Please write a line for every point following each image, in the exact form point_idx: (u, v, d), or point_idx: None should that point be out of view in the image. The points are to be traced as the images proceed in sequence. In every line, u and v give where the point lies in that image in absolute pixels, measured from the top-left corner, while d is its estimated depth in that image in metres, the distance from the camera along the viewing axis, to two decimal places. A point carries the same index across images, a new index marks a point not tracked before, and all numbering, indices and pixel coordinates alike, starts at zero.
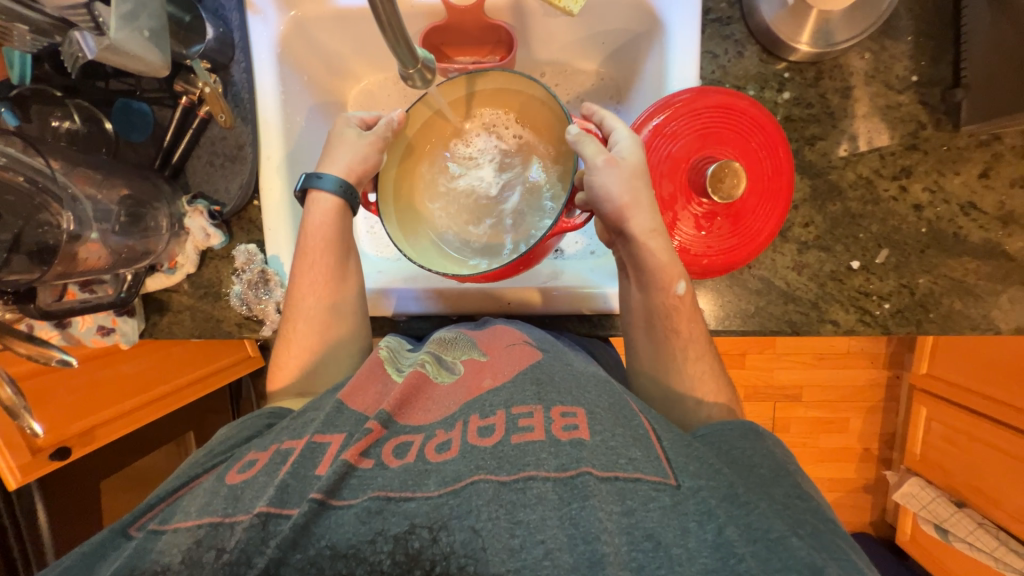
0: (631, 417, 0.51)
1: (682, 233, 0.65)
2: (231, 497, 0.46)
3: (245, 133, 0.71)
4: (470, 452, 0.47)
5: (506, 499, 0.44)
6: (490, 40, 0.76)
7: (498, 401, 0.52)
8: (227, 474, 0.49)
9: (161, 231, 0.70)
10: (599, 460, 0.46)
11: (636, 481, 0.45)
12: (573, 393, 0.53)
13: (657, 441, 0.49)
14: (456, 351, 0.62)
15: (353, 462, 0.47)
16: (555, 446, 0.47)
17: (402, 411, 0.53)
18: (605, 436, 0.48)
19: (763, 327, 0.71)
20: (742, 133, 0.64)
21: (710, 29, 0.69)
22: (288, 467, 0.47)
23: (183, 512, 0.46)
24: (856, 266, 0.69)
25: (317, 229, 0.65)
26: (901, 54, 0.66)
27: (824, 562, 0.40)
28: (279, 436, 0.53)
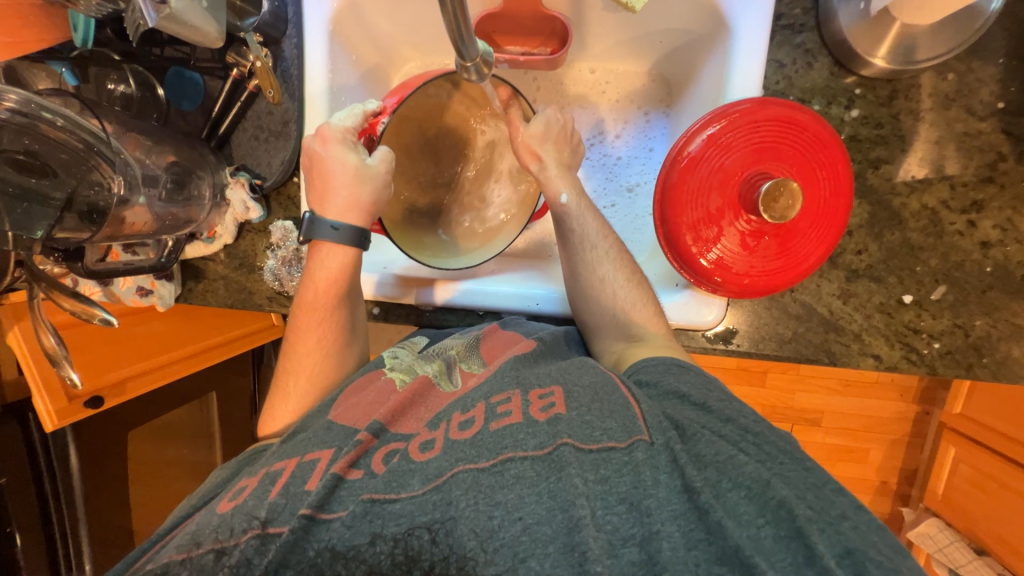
0: (612, 391, 0.54)
1: (724, 249, 0.62)
2: (226, 521, 0.48)
3: (291, 110, 0.71)
4: (450, 447, 0.50)
5: (485, 485, 0.46)
6: (543, 31, 0.73)
7: (479, 395, 0.56)
8: (218, 505, 0.52)
9: (203, 201, 0.72)
10: (575, 432, 0.48)
11: (608, 450, 0.47)
12: (553, 374, 0.56)
13: (636, 404, 0.52)
14: (463, 355, 0.66)
15: (341, 473, 0.49)
16: (532, 426, 0.50)
17: (394, 421, 0.56)
18: (581, 411, 0.51)
19: (800, 354, 0.68)
20: (801, 151, 0.60)
21: (780, 36, 0.64)
22: (278, 488, 0.50)
23: (174, 544, 0.48)
24: (908, 301, 0.65)
25: (326, 283, 0.65)
26: (989, 78, 0.61)
27: (767, 472, 0.46)
28: (268, 461, 0.55)
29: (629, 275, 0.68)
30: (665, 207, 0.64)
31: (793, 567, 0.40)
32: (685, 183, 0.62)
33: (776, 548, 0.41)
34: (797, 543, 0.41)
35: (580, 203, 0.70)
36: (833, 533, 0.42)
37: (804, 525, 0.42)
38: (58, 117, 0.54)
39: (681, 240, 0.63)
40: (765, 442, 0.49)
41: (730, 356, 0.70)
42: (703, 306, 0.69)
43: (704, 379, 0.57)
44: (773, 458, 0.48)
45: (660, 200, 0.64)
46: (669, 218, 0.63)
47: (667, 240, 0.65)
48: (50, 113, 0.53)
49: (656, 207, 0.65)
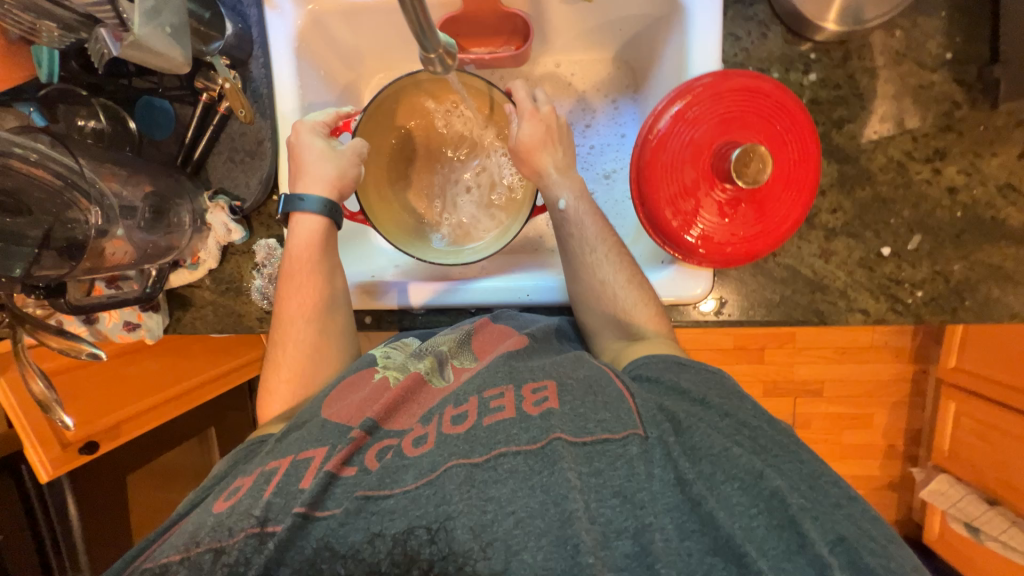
0: (606, 383, 0.54)
1: (704, 221, 0.63)
2: (219, 524, 0.47)
3: (264, 129, 0.72)
4: (443, 442, 0.50)
5: (478, 479, 0.47)
6: (505, 29, 0.75)
7: (471, 388, 0.55)
8: (214, 504, 0.51)
9: (184, 227, 0.72)
10: (567, 425, 0.50)
11: (603, 442, 0.49)
12: (545, 368, 0.57)
13: (630, 397, 0.53)
14: (455, 351, 0.65)
15: (336, 471, 0.49)
16: (525, 421, 0.50)
17: (388, 417, 0.55)
18: (574, 404, 0.52)
19: (790, 316, 0.69)
20: (766, 117, 0.62)
21: (732, 11, 0.66)
22: (272, 487, 0.49)
23: (168, 547, 0.47)
24: (887, 253, 0.67)
25: (301, 249, 0.66)
26: (934, 31, 0.64)
27: (760, 462, 0.46)
28: (262, 459, 0.54)
29: (629, 276, 0.68)
30: (642, 186, 0.65)
31: (785, 554, 0.42)
32: (658, 160, 0.63)
33: (768, 537, 0.43)
34: (790, 531, 0.42)
35: (581, 203, 0.70)
36: (825, 521, 0.43)
37: (796, 513, 0.43)
38: (30, 152, 0.54)
39: (660, 215, 0.65)
40: (761, 437, 0.50)
41: (723, 326, 0.71)
42: (690, 280, 0.69)
43: (705, 377, 0.56)
44: (767, 450, 0.49)
45: (637, 178, 0.65)
46: (647, 196, 0.65)
47: (647, 218, 0.66)
48: (22, 149, 0.53)
49: (634, 187, 0.66)
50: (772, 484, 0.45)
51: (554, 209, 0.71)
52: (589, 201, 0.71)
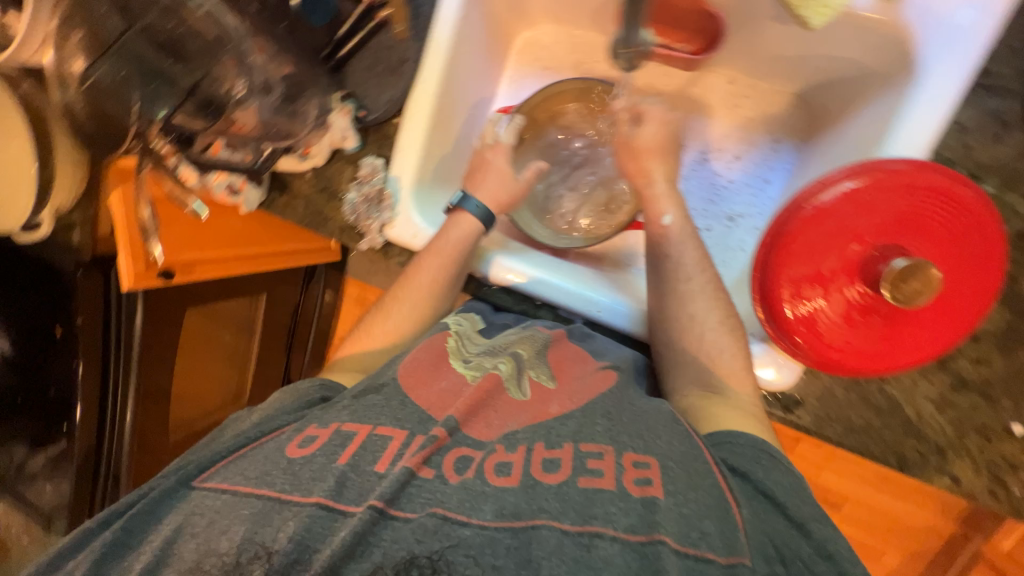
0: (707, 475, 0.51)
1: (823, 315, 0.56)
2: (292, 471, 0.53)
3: (412, 49, 0.71)
4: (531, 488, 0.50)
5: (568, 554, 0.44)
6: (693, 26, 0.67)
7: (565, 433, 0.56)
8: (287, 447, 0.56)
9: (307, 118, 0.73)
10: (675, 531, 0.45)
11: (707, 562, 0.44)
12: (646, 439, 0.54)
13: (736, 507, 0.48)
14: (532, 361, 0.65)
15: (413, 469, 0.51)
16: (623, 501, 0.48)
17: (467, 420, 0.57)
18: (678, 499, 0.48)
19: (865, 448, 0.62)
20: (950, 235, 0.52)
21: (967, 95, 0.55)
22: (347, 457, 0.54)
23: (247, 472, 0.54)
24: (1015, 430, 0.57)
25: (451, 243, 0.70)
26: None
27: None
28: (338, 415, 0.60)
29: (722, 318, 0.63)
30: (772, 252, 0.57)
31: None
32: (804, 233, 0.56)
33: None
34: None
35: (683, 225, 0.68)
36: None
37: None
38: None
39: (777, 291, 0.58)
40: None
41: (788, 425, 0.65)
42: (775, 364, 0.63)
43: (803, 492, 0.51)
44: None
45: (768, 242, 0.58)
46: (772, 265, 0.57)
47: (760, 288, 0.59)
48: None
49: (761, 249, 0.59)
50: None
51: (655, 221, 0.68)
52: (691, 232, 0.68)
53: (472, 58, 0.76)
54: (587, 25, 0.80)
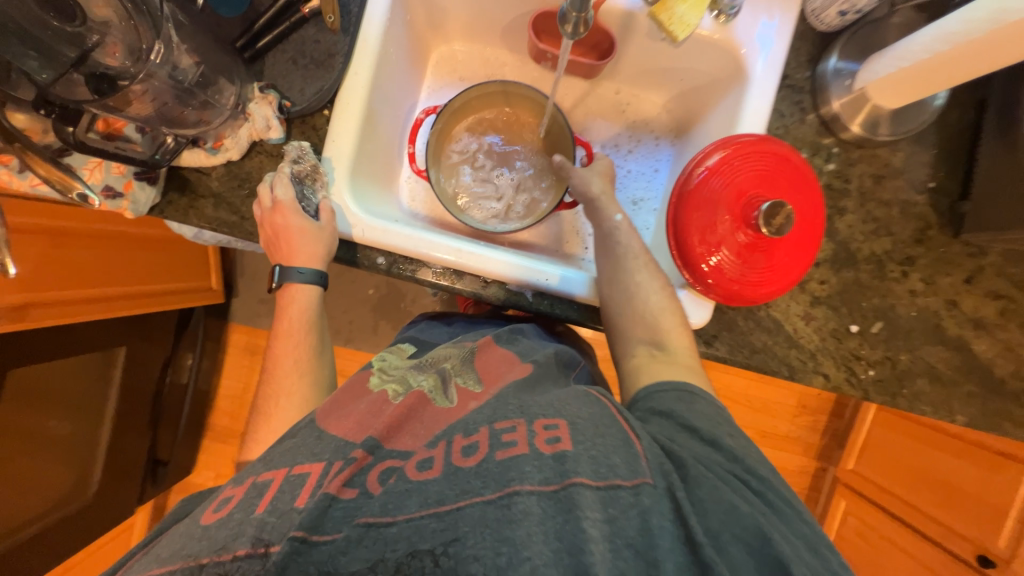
0: (610, 423, 0.58)
1: (722, 255, 0.71)
2: (203, 537, 0.50)
3: (341, 44, 0.71)
4: (454, 475, 0.52)
5: (493, 518, 0.48)
6: (588, 42, 0.82)
7: (481, 420, 0.58)
8: (202, 515, 0.53)
9: (222, 108, 0.68)
10: (584, 469, 0.51)
11: (616, 488, 0.51)
12: (555, 406, 0.59)
13: (636, 440, 0.56)
14: (458, 370, 0.70)
15: (336, 493, 0.51)
16: (538, 458, 0.52)
17: (389, 437, 0.58)
18: (586, 444, 0.54)
19: (765, 364, 0.77)
20: (792, 184, 0.71)
21: (784, 92, 0.77)
22: (266, 503, 0.51)
23: (159, 555, 0.50)
24: (854, 330, 0.77)
25: (295, 318, 0.73)
26: (925, 162, 0.77)
27: (767, 526, 0.50)
28: (252, 468, 0.57)
29: (661, 287, 0.73)
30: (679, 210, 0.73)
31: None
32: (700, 192, 0.72)
33: None
34: None
35: (630, 227, 0.78)
36: None
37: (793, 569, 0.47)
38: None
39: (688, 241, 0.72)
40: (765, 488, 0.55)
41: (709, 358, 0.78)
42: (695, 306, 0.76)
43: (710, 413, 0.62)
44: (773, 509, 0.54)
45: (676, 203, 0.73)
46: (681, 220, 0.72)
47: (676, 242, 0.74)
48: None
49: (671, 209, 0.74)
50: (777, 548, 0.48)
51: (610, 219, 0.77)
52: (637, 232, 0.78)
53: (397, 60, 0.80)
54: (496, 42, 0.90)
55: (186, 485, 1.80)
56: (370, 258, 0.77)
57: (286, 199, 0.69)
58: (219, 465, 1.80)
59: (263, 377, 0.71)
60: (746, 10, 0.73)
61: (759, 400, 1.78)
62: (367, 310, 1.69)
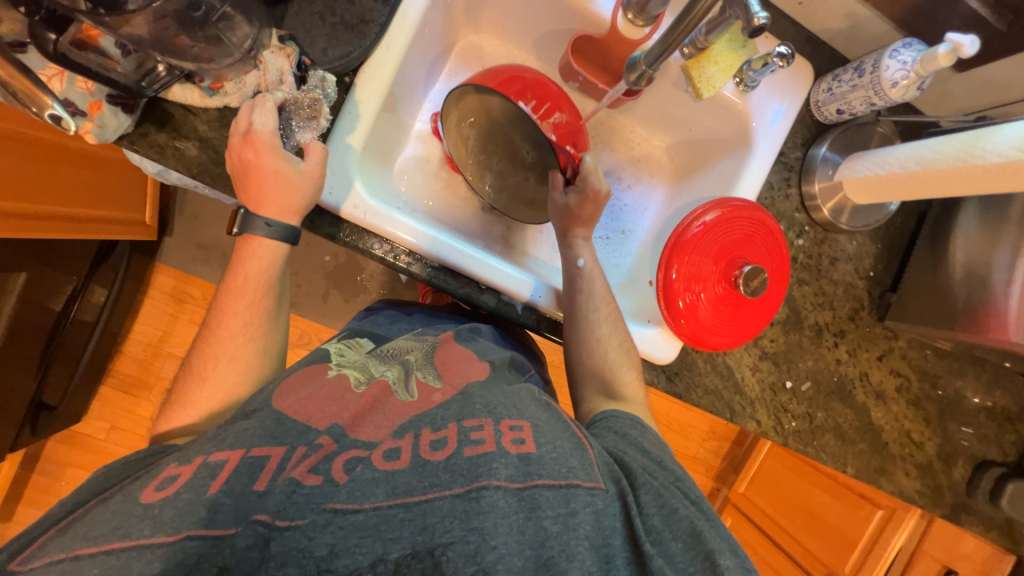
0: (566, 427, 0.61)
1: (701, 305, 0.78)
2: (143, 517, 0.45)
3: (377, 12, 0.67)
4: (422, 467, 0.52)
5: (460, 511, 0.49)
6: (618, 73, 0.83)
7: (450, 416, 0.58)
8: (142, 492, 0.47)
9: (232, 49, 0.60)
10: (546, 470, 0.54)
11: (575, 486, 0.53)
12: (516, 406, 0.61)
13: (589, 448, 0.60)
14: (419, 365, 0.68)
15: (300, 478, 0.49)
16: (504, 457, 0.54)
17: (355, 426, 0.56)
18: (548, 446, 0.56)
19: (713, 404, 0.86)
20: (768, 253, 0.80)
21: (776, 167, 0.85)
22: (219, 484, 0.48)
23: (93, 533, 0.44)
24: (788, 386, 0.88)
25: (253, 273, 0.63)
26: (871, 254, 0.89)
27: (701, 525, 0.55)
28: (203, 446, 0.51)
29: (620, 342, 0.77)
30: (671, 255, 0.78)
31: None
32: (691, 243, 0.78)
33: None
34: None
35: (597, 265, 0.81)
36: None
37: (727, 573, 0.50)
38: None
39: (674, 283, 0.78)
40: (699, 497, 0.61)
41: (668, 392, 0.85)
42: (665, 345, 0.82)
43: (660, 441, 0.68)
44: (707, 514, 0.58)
45: (670, 248, 0.79)
46: (671, 265, 0.78)
47: (662, 284, 0.78)
48: None
49: (664, 252, 0.79)
50: (709, 544, 0.53)
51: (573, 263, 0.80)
52: (602, 278, 0.80)
53: (428, 41, 0.76)
54: (527, 47, 0.88)
55: (70, 434, 1.59)
56: (362, 241, 0.73)
57: (263, 124, 0.61)
58: (117, 416, 1.62)
59: (204, 327, 0.62)
60: (762, 87, 0.80)
61: (678, 422, 1.95)
62: (320, 278, 1.60)
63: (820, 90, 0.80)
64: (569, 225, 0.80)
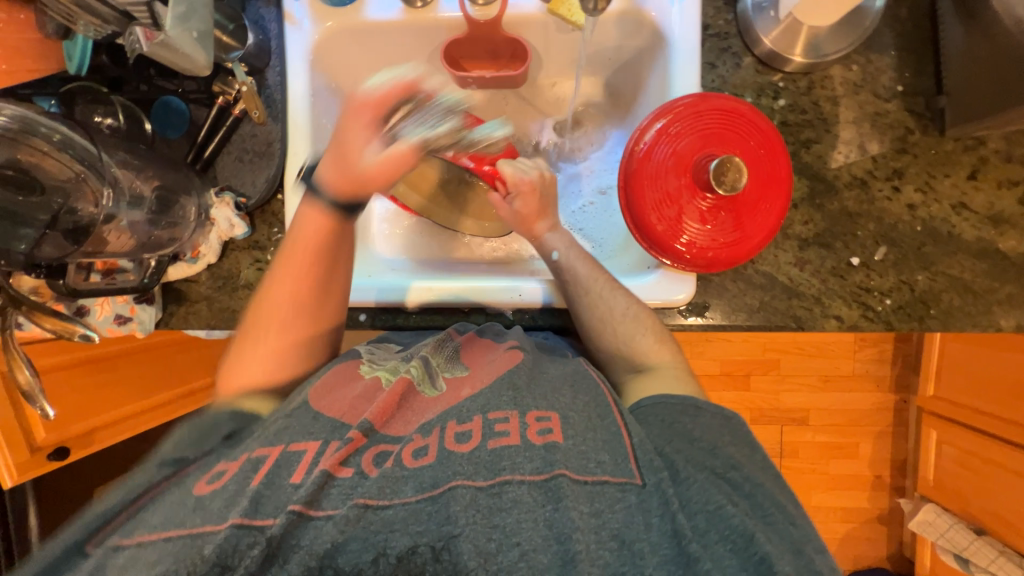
0: (605, 415, 0.57)
1: (688, 227, 0.69)
2: (200, 505, 0.50)
3: (274, 132, 0.76)
4: (447, 459, 0.52)
5: (483, 504, 0.49)
6: (505, 53, 0.80)
7: (475, 407, 0.58)
8: (194, 484, 0.53)
9: (188, 222, 0.74)
10: (572, 462, 0.52)
11: (602, 484, 0.51)
12: (550, 398, 0.59)
13: (628, 436, 0.55)
14: (444, 364, 0.66)
15: (332, 471, 0.51)
16: (530, 449, 0.53)
17: (383, 423, 0.58)
18: (577, 440, 0.54)
19: (768, 321, 0.73)
20: (741, 134, 0.68)
21: (710, 43, 0.74)
22: (261, 477, 0.51)
23: (150, 522, 0.49)
24: (856, 262, 0.72)
25: (302, 276, 0.68)
26: (886, 66, 0.71)
27: (752, 525, 0.48)
28: (250, 445, 0.57)
29: (627, 307, 0.71)
30: (630, 193, 0.71)
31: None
32: (645, 169, 0.69)
33: None
34: None
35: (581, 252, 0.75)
36: None
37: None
38: (54, 133, 0.59)
39: (648, 221, 0.70)
40: (755, 491, 0.53)
41: (707, 329, 0.75)
42: (675, 285, 0.74)
43: (720, 424, 0.59)
44: (763, 511, 0.52)
45: (625, 187, 0.71)
46: (635, 203, 0.70)
47: (637, 226, 0.71)
48: (47, 129, 0.59)
49: (622, 195, 0.72)
50: (761, 548, 0.47)
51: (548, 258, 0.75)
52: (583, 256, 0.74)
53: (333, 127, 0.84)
54: None
55: None
56: (350, 317, 0.79)
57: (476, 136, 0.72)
58: None
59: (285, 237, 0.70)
60: None
61: (811, 344, 1.62)
62: None
63: None
64: (528, 225, 0.76)
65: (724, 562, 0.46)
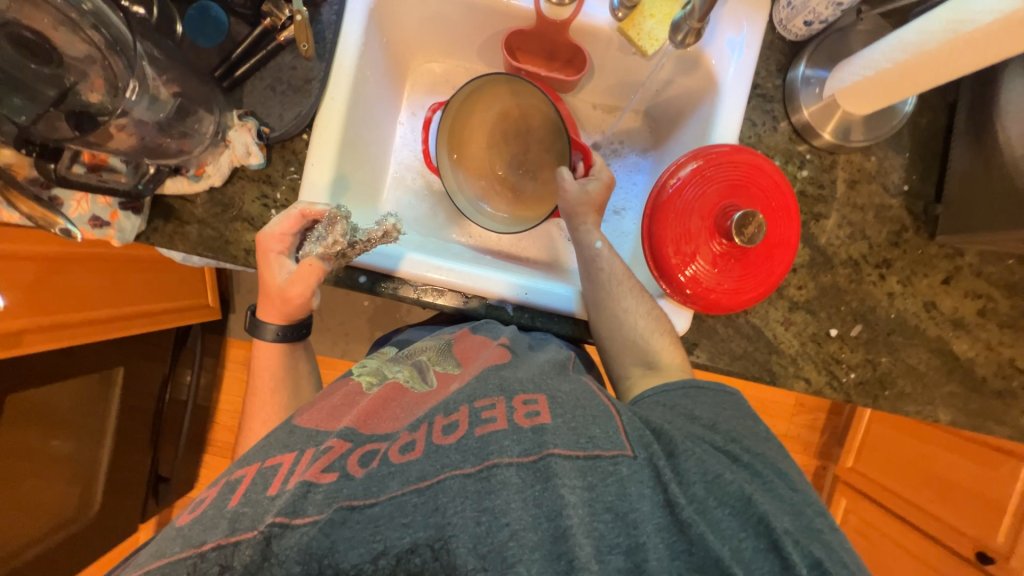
0: (593, 398, 0.59)
1: (699, 265, 0.72)
2: (179, 535, 0.48)
3: (317, 69, 0.73)
4: (434, 452, 0.51)
5: (472, 490, 0.48)
6: (563, 57, 0.82)
7: (462, 398, 0.57)
8: (178, 517, 0.51)
9: (202, 136, 0.70)
10: (561, 441, 0.51)
11: (596, 458, 0.51)
12: (535, 381, 0.60)
13: (617, 415, 0.56)
14: (436, 359, 0.69)
15: (313, 479, 0.49)
16: (517, 433, 0.52)
17: (365, 424, 0.56)
18: (566, 418, 0.54)
19: (746, 370, 0.78)
20: (765, 192, 0.72)
21: (754, 101, 0.78)
22: (239, 497, 0.49)
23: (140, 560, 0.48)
24: (834, 334, 0.78)
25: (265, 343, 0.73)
26: (897, 165, 0.78)
27: (750, 489, 0.51)
28: (231, 467, 0.54)
29: (649, 308, 0.73)
30: (654, 222, 0.74)
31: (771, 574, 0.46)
32: (673, 203, 0.73)
33: (755, 557, 0.47)
34: (774, 553, 0.47)
35: (612, 250, 0.78)
36: (804, 544, 0.48)
37: (781, 538, 0.47)
38: None
39: (663, 251, 0.73)
40: (752, 458, 0.56)
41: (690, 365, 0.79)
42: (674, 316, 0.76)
43: (721, 399, 0.64)
44: (761, 476, 0.55)
45: (650, 215, 0.74)
46: (656, 232, 0.73)
47: (652, 253, 0.74)
48: None
49: (646, 222, 0.75)
50: (759, 508, 0.50)
51: (589, 246, 0.77)
52: (620, 256, 0.77)
53: (374, 81, 0.81)
54: (475, 59, 0.91)
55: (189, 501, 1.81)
56: (349, 276, 0.76)
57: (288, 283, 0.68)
58: None
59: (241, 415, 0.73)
60: (713, 24, 0.75)
61: (757, 400, 1.73)
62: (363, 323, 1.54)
63: (781, 8, 0.75)
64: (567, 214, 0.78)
65: (723, 526, 0.49)
